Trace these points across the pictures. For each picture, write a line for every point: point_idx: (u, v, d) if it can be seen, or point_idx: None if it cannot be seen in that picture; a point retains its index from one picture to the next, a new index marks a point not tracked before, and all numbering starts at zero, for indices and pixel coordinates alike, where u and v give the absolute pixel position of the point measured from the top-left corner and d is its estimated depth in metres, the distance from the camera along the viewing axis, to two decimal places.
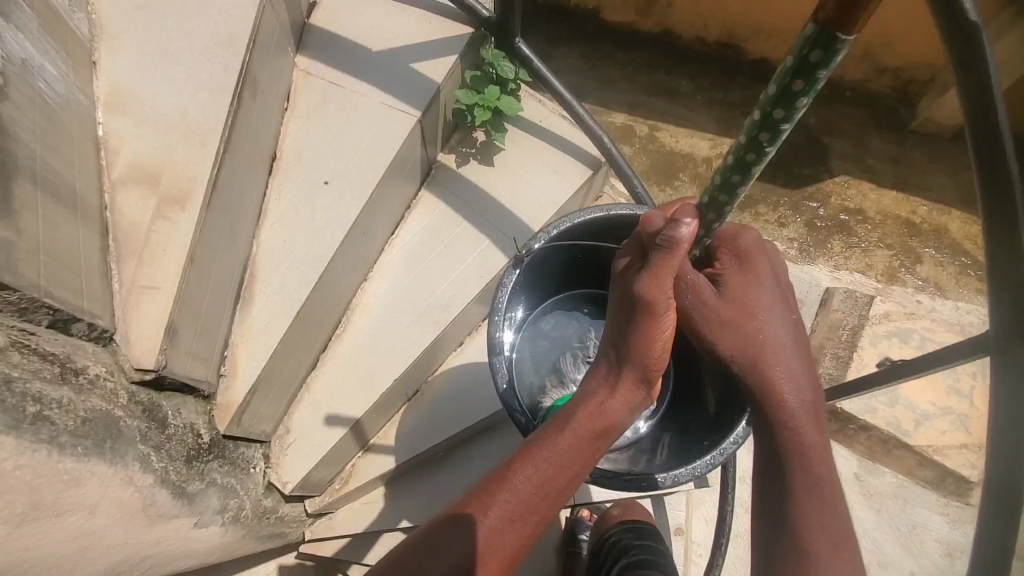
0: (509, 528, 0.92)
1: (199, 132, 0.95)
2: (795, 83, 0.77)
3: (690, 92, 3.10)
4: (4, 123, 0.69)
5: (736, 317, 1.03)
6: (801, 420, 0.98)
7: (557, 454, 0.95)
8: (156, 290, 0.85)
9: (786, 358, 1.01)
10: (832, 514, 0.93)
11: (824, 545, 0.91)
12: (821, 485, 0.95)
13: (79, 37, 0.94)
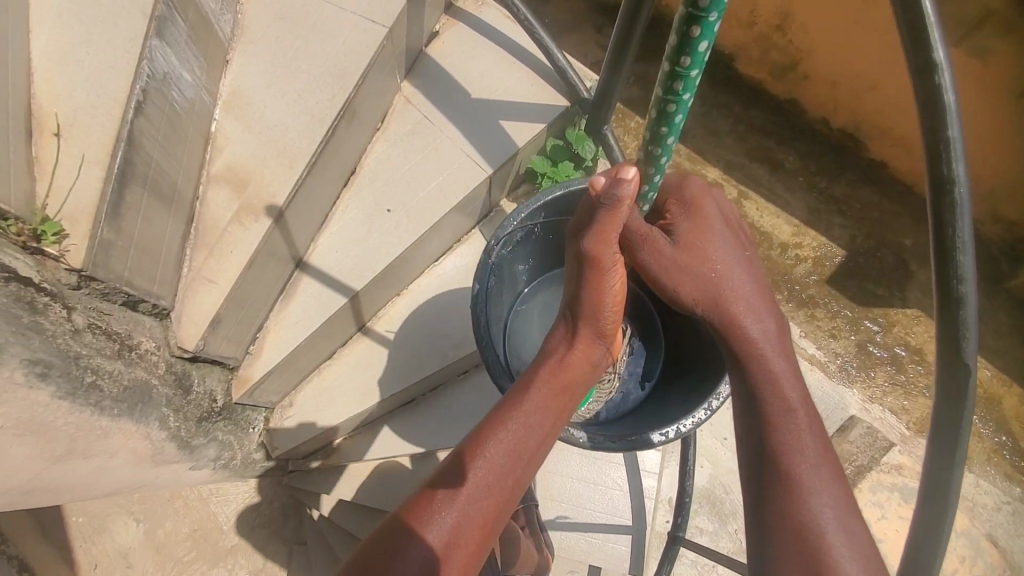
0: (486, 497, 0.93)
1: (291, 153, 1.08)
2: (694, 28, 0.87)
3: (795, 167, 2.92)
4: (134, 137, 0.83)
5: (692, 262, 1.09)
6: (762, 353, 1.03)
7: (527, 419, 0.98)
8: (213, 284, 1.00)
9: (743, 287, 1.08)
10: (813, 434, 0.97)
11: (809, 467, 0.94)
12: (794, 411, 0.98)
13: (220, 37, 1.08)
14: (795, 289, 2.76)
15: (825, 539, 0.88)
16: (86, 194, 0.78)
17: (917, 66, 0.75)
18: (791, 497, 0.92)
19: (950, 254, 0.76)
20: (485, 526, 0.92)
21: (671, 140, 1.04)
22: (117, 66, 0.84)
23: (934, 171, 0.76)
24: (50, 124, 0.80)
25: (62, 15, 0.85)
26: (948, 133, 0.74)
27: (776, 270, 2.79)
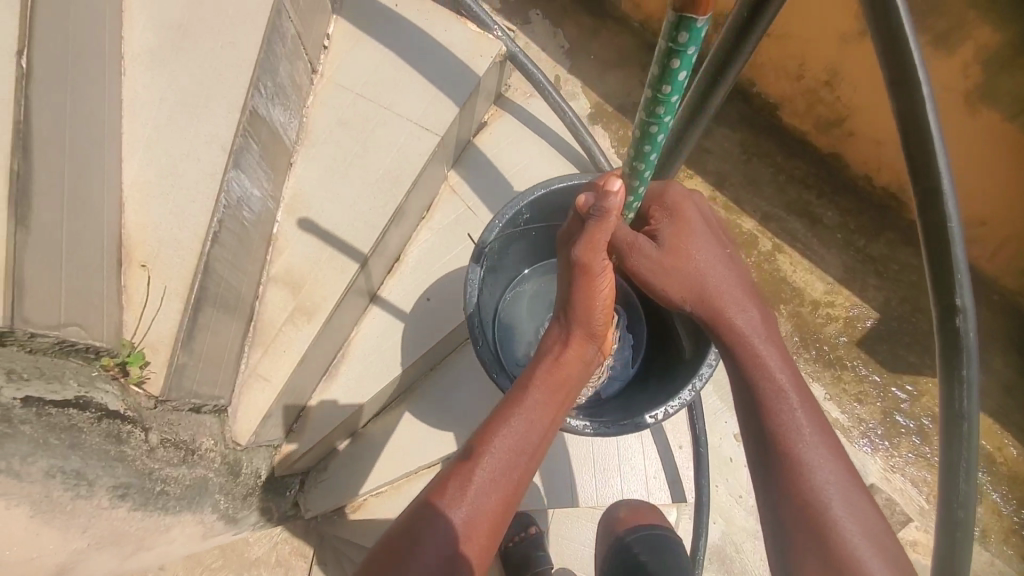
0: (496, 493, 0.86)
1: (343, 258, 1.16)
2: (674, 61, 0.71)
3: (834, 224, 2.29)
4: (209, 265, 0.92)
5: (675, 262, 1.03)
6: (750, 342, 0.95)
7: (525, 414, 0.92)
8: (267, 382, 1.09)
9: (722, 275, 1.01)
10: (809, 412, 0.88)
11: (812, 445, 0.86)
12: (784, 390, 0.90)
13: (286, 143, 1.16)
14: (823, 348, 2.18)
15: (834, 516, 0.80)
16: (166, 325, 0.87)
17: (940, 292, 0.70)
18: (794, 478, 0.84)
19: (950, 479, 0.72)
20: (495, 521, 0.86)
21: (652, 155, 0.90)
22: (197, 199, 0.92)
23: (950, 400, 0.71)
24: (138, 254, 0.89)
25: (151, 148, 0.95)
26: (963, 368, 0.70)
27: (803, 328, 2.21)
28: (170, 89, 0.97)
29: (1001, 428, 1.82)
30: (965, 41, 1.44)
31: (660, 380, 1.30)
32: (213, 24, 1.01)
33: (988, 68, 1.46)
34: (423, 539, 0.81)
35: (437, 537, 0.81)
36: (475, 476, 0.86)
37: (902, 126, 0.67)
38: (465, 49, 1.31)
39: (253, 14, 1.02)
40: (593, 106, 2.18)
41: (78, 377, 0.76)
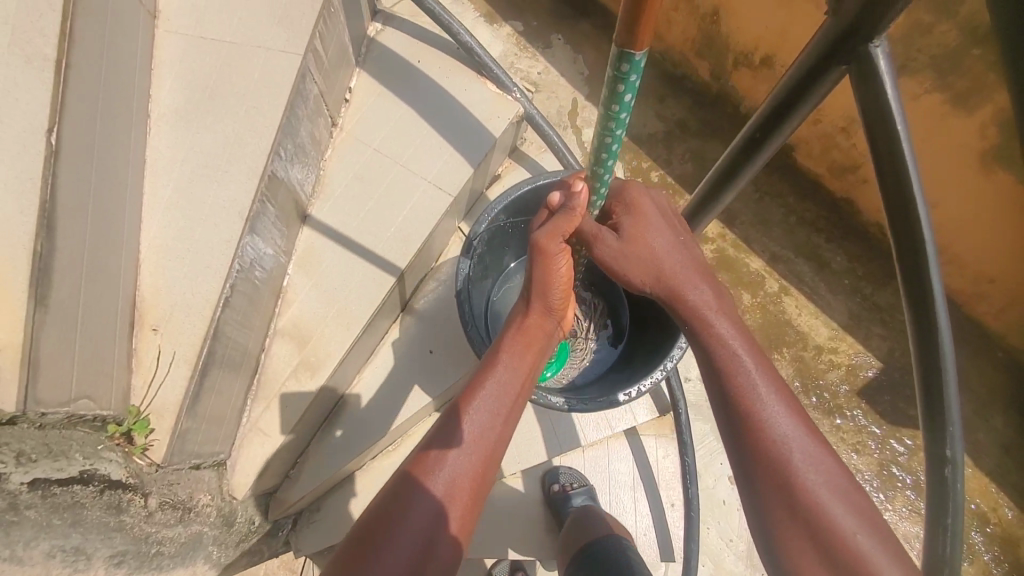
0: (470, 461, 0.83)
1: (349, 315, 1.17)
2: (618, 86, 0.75)
3: (843, 270, 2.17)
4: (219, 330, 0.93)
5: (632, 246, 0.98)
6: (703, 316, 0.89)
7: (494, 385, 0.91)
8: (266, 437, 1.10)
9: (677, 254, 0.97)
10: (769, 376, 0.81)
11: (777, 407, 0.78)
12: (739, 355, 0.83)
13: (301, 198, 1.17)
14: (823, 396, 2.06)
15: (806, 471, 0.73)
16: (173, 392, 0.88)
17: (932, 444, 0.70)
18: (762, 446, 0.76)
19: None
20: (472, 487, 0.82)
21: (609, 164, 0.91)
22: (212, 265, 0.94)
23: (934, 547, 0.71)
24: (150, 318, 0.91)
25: (171, 208, 0.96)
26: (948, 518, 0.69)
27: (803, 374, 2.08)
28: (191, 150, 0.99)
29: (998, 489, 1.72)
30: (985, 103, 1.42)
31: (635, 364, 1.36)
32: (240, 87, 1.03)
33: (1004, 131, 1.44)
34: (398, 512, 0.77)
35: (420, 507, 0.78)
36: (452, 445, 0.84)
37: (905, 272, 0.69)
38: (483, 109, 1.33)
39: (279, 80, 1.04)
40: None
41: (83, 449, 0.77)
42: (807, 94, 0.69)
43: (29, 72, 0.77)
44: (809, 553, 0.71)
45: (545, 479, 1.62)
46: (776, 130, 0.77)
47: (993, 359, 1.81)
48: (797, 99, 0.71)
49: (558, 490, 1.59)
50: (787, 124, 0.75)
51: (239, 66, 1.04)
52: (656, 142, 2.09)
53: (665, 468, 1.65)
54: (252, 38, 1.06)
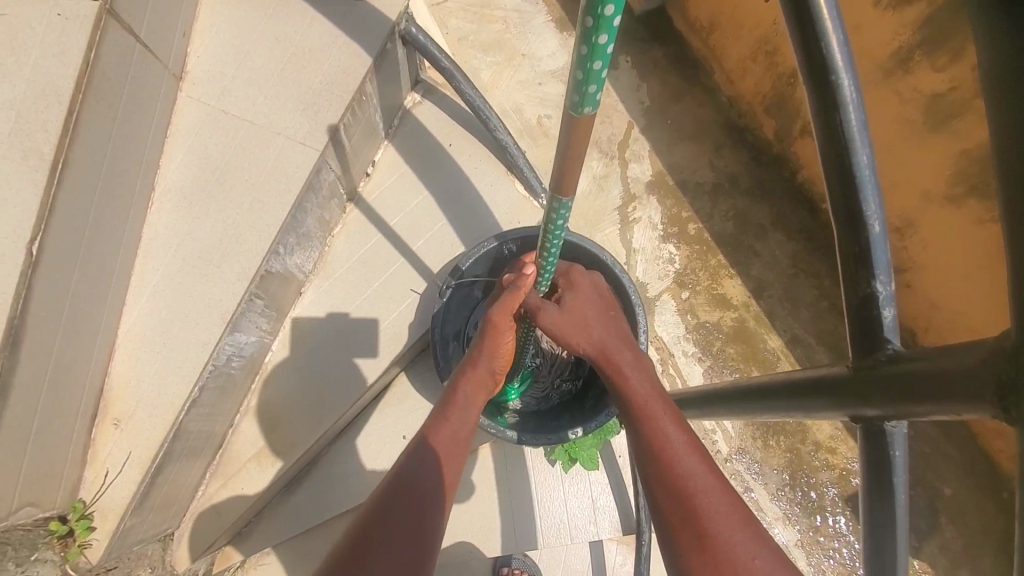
0: (408, 495, 0.77)
1: (325, 407, 1.17)
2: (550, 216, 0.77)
3: None
4: (181, 431, 0.94)
5: (570, 323, 0.91)
6: (619, 368, 0.85)
7: (449, 424, 0.88)
8: (218, 514, 1.11)
9: (609, 322, 0.92)
10: (676, 419, 0.76)
11: (684, 444, 0.73)
12: (648, 402, 0.79)
13: (297, 277, 1.16)
14: (811, 501, 1.74)
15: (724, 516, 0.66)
16: (120, 493, 0.88)
17: None
18: (667, 485, 0.69)
19: None
20: (418, 515, 0.76)
21: (556, 246, 0.85)
22: (184, 366, 0.92)
23: None
24: (113, 411, 0.90)
25: (155, 295, 0.95)
26: None
27: (796, 465, 1.76)
28: (189, 237, 0.97)
29: None
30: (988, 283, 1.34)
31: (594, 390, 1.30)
32: (250, 173, 1.01)
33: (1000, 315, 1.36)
34: (392, 522, 0.74)
35: (421, 518, 0.75)
36: (396, 484, 0.78)
37: None
38: (505, 211, 1.32)
39: (292, 172, 1.02)
40: (654, 175, 1.90)
41: (18, 554, 0.76)
42: (796, 403, 0.64)
43: (23, 171, 0.75)
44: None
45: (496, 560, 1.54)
46: (760, 408, 0.72)
47: (995, 499, 1.61)
48: (793, 402, 0.64)
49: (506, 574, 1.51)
50: (773, 411, 0.69)
51: (255, 152, 1.02)
52: (701, 193, 1.90)
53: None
54: (272, 123, 1.04)
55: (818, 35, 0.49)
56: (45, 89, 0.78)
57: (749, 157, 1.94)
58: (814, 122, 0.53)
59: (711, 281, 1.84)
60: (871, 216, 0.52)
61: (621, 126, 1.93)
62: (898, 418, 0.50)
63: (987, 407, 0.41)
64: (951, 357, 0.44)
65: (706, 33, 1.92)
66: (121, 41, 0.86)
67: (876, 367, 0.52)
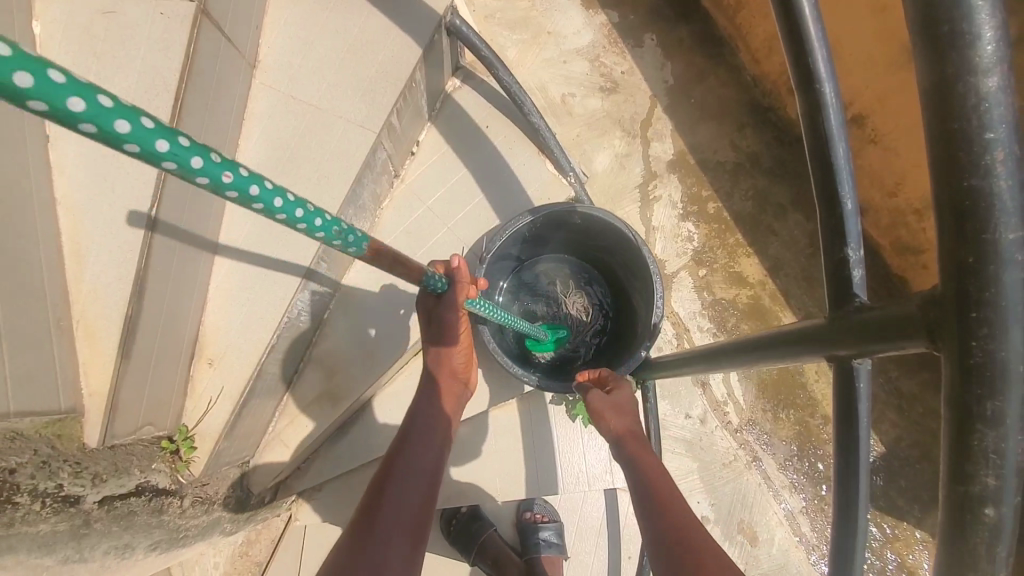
0: (402, 475, 0.95)
1: (376, 356, 1.34)
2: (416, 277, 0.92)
3: None
4: (262, 371, 1.11)
5: (610, 410, 1.16)
6: (635, 444, 1.08)
7: (427, 424, 1.06)
8: (286, 448, 1.30)
9: (631, 417, 1.16)
10: (666, 491, 0.96)
11: (672, 500, 0.94)
12: (656, 478, 0.99)
13: (351, 243, 1.30)
14: (817, 469, 1.88)
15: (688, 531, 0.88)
16: (215, 422, 1.06)
17: None
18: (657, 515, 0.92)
19: None
20: (414, 498, 0.93)
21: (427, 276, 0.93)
22: (266, 318, 1.10)
23: None
24: (208, 351, 1.07)
25: (239, 260, 1.10)
26: None
27: (803, 437, 1.89)
28: None
29: None
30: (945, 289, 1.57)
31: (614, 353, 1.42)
32: (314, 152, 1.16)
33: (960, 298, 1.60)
34: (391, 499, 0.91)
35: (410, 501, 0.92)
36: (396, 465, 0.97)
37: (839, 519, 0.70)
38: (537, 190, 1.46)
39: (354, 152, 1.19)
40: (676, 154, 2.00)
41: (141, 463, 0.96)
42: (786, 350, 0.76)
43: None
44: None
45: (520, 506, 1.81)
46: (754, 356, 0.84)
47: None
48: (781, 350, 0.77)
49: (529, 517, 1.76)
50: (767, 358, 0.82)
51: (322, 132, 1.17)
52: (722, 172, 2.00)
53: (632, 523, 1.73)
54: (333, 107, 1.19)
55: (806, 51, 0.62)
56: (156, 83, 0.92)
57: (769, 139, 2.02)
58: (802, 120, 0.66)
59: (728, 259, 1.95)
60: (845, 195, 0.65)
61: (644, 105, 2.02)
62: (863, 355, 0.63)
63: (921, 339, 0.53)
64: (894, 306, 0.57)
65: (732, 13, 1.99)
66: (212, 36, 1.00)
67: (847, 316, 0.64)
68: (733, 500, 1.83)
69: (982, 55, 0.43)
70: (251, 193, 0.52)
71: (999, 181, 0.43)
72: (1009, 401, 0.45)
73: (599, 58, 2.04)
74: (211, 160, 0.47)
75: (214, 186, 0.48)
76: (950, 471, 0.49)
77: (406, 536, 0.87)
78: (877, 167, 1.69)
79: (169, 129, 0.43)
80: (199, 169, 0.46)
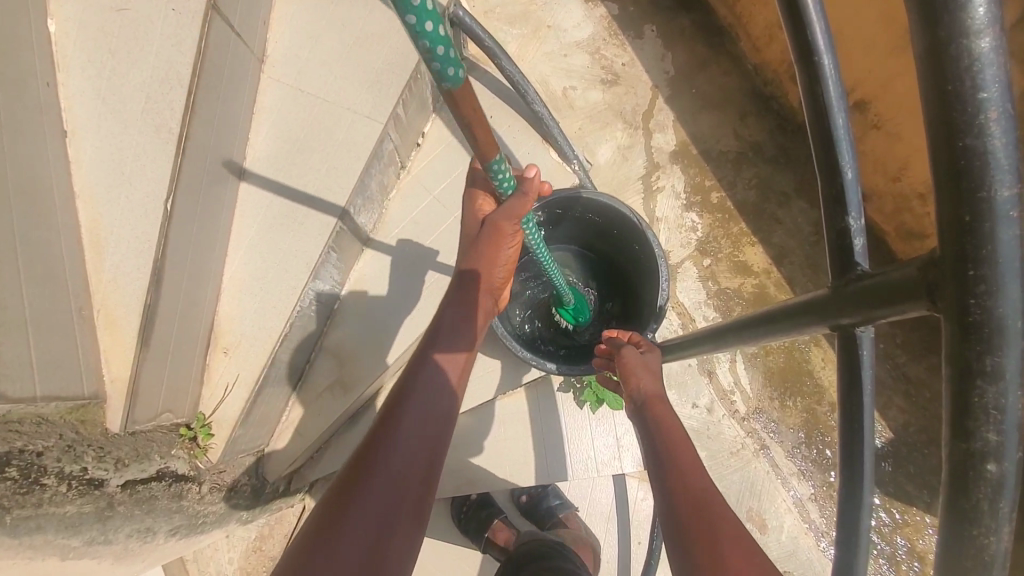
0: (406, 427, 0.93)
1: (386, 346, 1.36)
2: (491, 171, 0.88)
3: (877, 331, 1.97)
4: (275, 359, 1.13)
5: (636, 373, 1.19)
6: (657, 408, 1.13)
7: (433, 368, 1.02)
8: (299, 438, 1.32)
9: (655, 380, 1.19)
10: (687, 455, 1.00)
11: (692, 462, 0.99)
12: (679, 442, 1.04)
13: (359, 235, 1.35)
14: (825, 455, 1.89)
15: (701, 486, 0.93)
16: (231, 409, 1.09)
17: None
18: (674, 480, 0.95)
19: None
20: (420, 454, 0.91)
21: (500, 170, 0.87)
22: (278, 308, 1.12)
23: None
24: (223, 341, 1.10)
25: (251, 250, 1.13)
26: None
27: (811, 424, 1.90)
28: (278, 200, 1.15)
29: None
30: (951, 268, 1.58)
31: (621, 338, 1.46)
32: (325, 143, 1.19)
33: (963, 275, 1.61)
34: (394, 455, 0.89)
35: (412, 456, 0.90)
36: (399, 415, 0.94)
37: (845, 488, 0.71)
38: (541, 178, 1.47)
39: (362, 143, 1.22)
40: (678, 144, 2.01)
41: (160, 449, 0.99)
42: (789, 324, 0.78)
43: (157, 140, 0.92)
44: (731, 547, 0.81)
45: (514, 491, 1.84)
46: (760, 332, 0.86)
47: None
48: (785, 324, 0.79)
49: (526, 500, 1.80)
50: (770, 333, 0.84)
51: (329, 125, 1.19)
52: (725, 161, 2.01)
53: (640, 509, 1.76)
54: (339, 100, 1.21)
55: (805, 24, 0.63)
56: (170, 75, 0.95)
57: (771, 127, 2.03)
58: (803, 92, 0.67)
59: (733, 248, 1.96)
60: (845, 165, 0.67)
61: (646, 96, 2.03)
62: (866, 323, 0.64)
63: (921, 302, 0.54)
64: (896, 271, 0.58)
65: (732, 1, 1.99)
66: (223, 32, 1.02)
67: (849, 284, 0.65)
68: (742, 488, 1.85)
69: (975, 17, 0.43)
70: (448, 71, 0.59)
71: (993, 140, 0.44)
72: (1009, 357, 0.46)
73: (600, 50, 2.04)
74: (438, 30, 0.53)
75: (427, 52, 0.55)
76: (952, 429, 0.50)
77: (408, 495, 0.87)
78: (881, 148, 1.69)
79: None
80: (427, 33, 0.53)
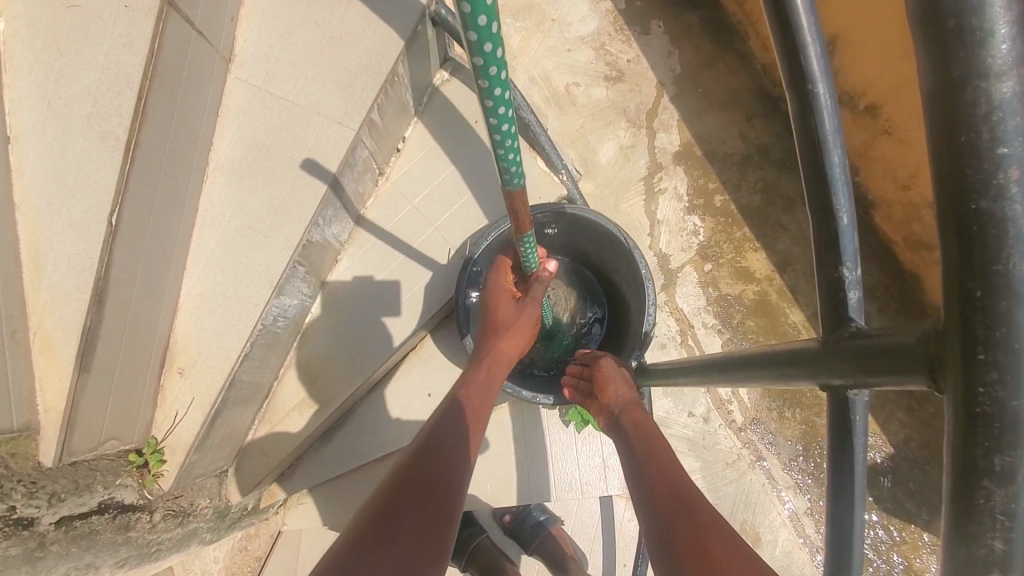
0: (421, 476, 0.88)
1: (360, 361, 1.30)
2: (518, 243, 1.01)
3: None
4: (235, 380, 1.07)
5: (611, 380, 1.19)
6: (634, 411, 1.11)
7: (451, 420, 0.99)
8: (267, 457, 1.26)
9: (629, 385, 1.19)
10: (663, 454, 0.98)
11: (668, 460, 0.97)
12: (655, 442, 1.02)
13: (331, 245, 1.28)
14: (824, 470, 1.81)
15: (679, 486, 0.90)
16: (185, 434, 1.02)
17: None
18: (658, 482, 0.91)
19: None
20: (435, 500, 0.86)
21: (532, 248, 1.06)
22: (237, 325, 1.05)
23: None
24: (179, 360, 1.03)
25: (213, 260, 1.06)
26: None
27: (811, 438, 1.83)
28: (241, 209, 1.08)
29: None
30: None
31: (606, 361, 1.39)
32: (294, 148, 1.12)
33: None
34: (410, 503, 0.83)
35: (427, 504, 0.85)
36: (416, 465, 0.90)
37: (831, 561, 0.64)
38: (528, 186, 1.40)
39: (330, 151, 1.14)
40: (681, 146, 1.92)
41: (106, 479, 0.92)
42: (775, 372, 0.70)
43: (102, 151, 0.84)
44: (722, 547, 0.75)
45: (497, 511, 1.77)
46: (744, 375, 0.79)
47: None
48: (771, 372, 0.72)
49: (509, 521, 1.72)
50: (755, 379, 0.77)
51: (297, 130, 1.12)
52: (730, 164, 1.92)
53: (627, 530, 1.69)
54: (310, 103, 1.13)
55: (799, 46, 0.55)
56: (120, 77, 0.86)
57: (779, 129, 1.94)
58: (795, 122, 0.60)
59: (735, 254, 1.88)
60: (841, 209, 0.60)
61: (650, 94, 1.94)
62: (857, 386, 0.57)
63: (918, 376, 0.46)
64: (896, 336, 0.50)
65: None
66: (181, 29, 0.94)
67: (843, 341, 0.58)
68: (737, 500, 1.78)
69: (997, 56, 0.36)
70: (493, 91, 0.64)
71: (1014, 205, 0.36)
72: (1021, 457, 0.38)
73: (604, 46, 1.95)
74: (495, 52, 0.59)
75: (479, 69, 0.61)
76: (951, 529, 0.42)
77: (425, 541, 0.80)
78: (890, 160, 1.60)
79: (494, 11, 0.55)
80: (484, 52, 0.58)
